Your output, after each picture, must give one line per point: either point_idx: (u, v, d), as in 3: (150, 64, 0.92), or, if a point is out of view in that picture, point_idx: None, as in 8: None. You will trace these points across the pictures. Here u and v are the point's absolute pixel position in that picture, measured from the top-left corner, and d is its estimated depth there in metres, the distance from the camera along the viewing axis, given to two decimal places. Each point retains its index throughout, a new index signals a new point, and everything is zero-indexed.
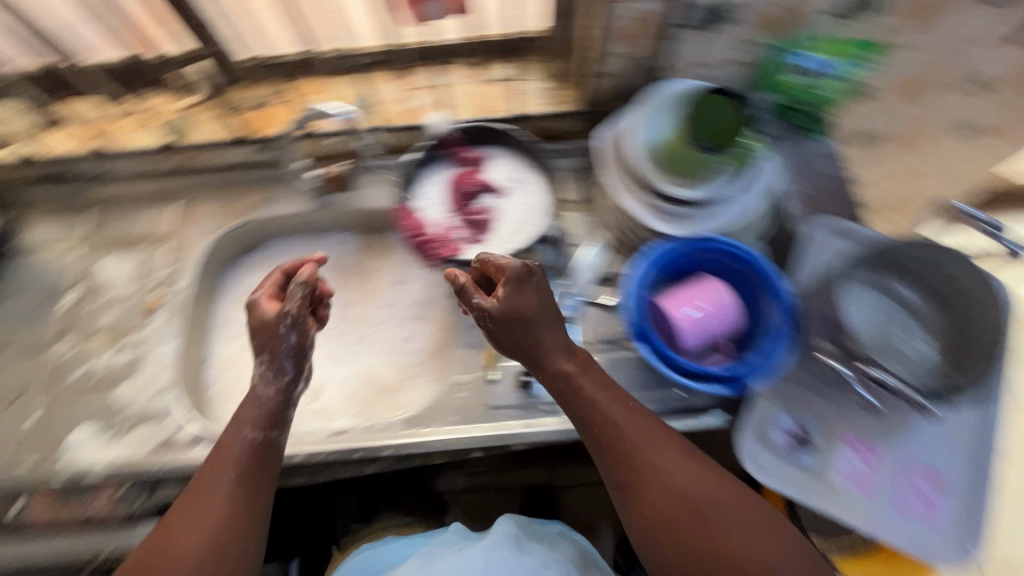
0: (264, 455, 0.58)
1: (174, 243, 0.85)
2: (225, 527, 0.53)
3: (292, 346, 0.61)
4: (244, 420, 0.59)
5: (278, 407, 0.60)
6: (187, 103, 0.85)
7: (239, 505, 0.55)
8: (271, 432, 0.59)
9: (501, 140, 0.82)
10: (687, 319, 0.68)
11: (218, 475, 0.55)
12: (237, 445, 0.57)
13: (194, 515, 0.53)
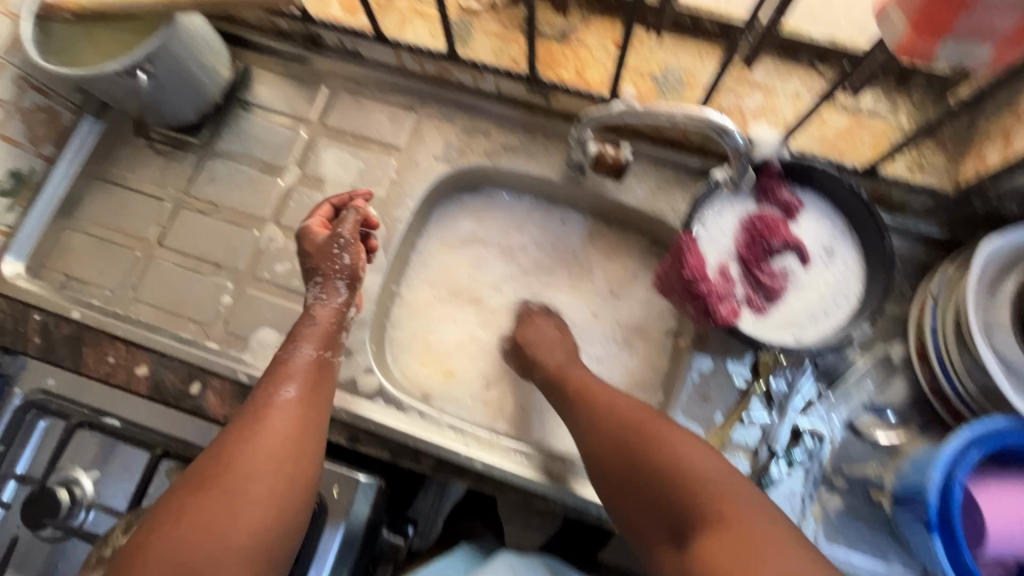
0: (316, 368, 0.57)
1: (402, 160, 0.75)
2: (302, 410, 0.54)
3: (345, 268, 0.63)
4: (304, 333, 0.60)
5: (331, 327, 0.61)
6: (474, 7, 0.71)
7: (303, 412, 0.54)
8: (325, 352, 0.59)
9: (824, 188, 0.64)
10: (999, 525, 0.52)
11: (279, 380, 0.55)
12: (300, 362, 0.57)
13: (258, 415, 0.52)
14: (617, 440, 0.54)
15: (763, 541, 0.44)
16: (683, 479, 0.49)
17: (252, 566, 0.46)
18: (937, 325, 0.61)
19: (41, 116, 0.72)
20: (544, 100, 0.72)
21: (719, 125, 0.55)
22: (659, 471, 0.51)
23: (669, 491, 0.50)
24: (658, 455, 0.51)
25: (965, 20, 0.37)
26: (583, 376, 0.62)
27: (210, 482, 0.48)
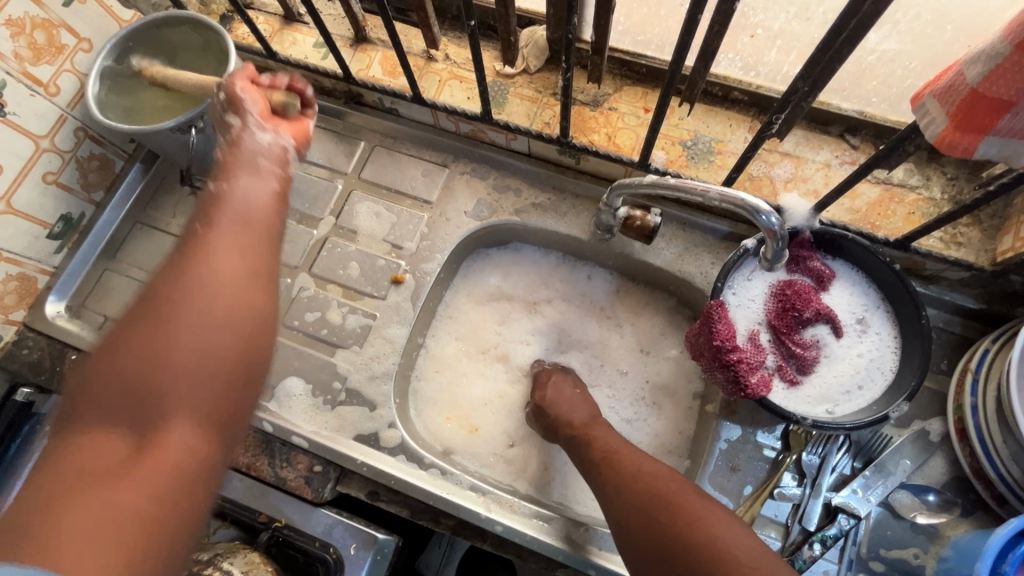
0: (244, 226, 0.48)
1: (434, 214, 0.77)
2: (247, 254, 0.47)
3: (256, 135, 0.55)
4: (237, 166, 0.52)
5: (246, 199, 0.50)
6: (510, 71, 0.73)
7: (260, 250, 0.48)
8: (278, 185, 0.53)
9: (856, 258, 0.63)
10: None
11: (219, 237, 0.47)
12: (257, 219, 0.49)
13: (209, 265, 0.45)
14: (650, 517, 0.51)
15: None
16: (714, 558, 0.46)
17: (208, 432, 0.42)
18: (977, 406, 0.59)
19: (95, 163, 0.76)
20: (574, 161, 0.73)
21: (751, 204, 0.52)
22: (689, 548, 0.48)
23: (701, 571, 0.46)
24: (689, 530, 0.49)
25: (1008, 119, 0.37)
26: (609, 440, 0.61)
27: (146, 337, 0.42)
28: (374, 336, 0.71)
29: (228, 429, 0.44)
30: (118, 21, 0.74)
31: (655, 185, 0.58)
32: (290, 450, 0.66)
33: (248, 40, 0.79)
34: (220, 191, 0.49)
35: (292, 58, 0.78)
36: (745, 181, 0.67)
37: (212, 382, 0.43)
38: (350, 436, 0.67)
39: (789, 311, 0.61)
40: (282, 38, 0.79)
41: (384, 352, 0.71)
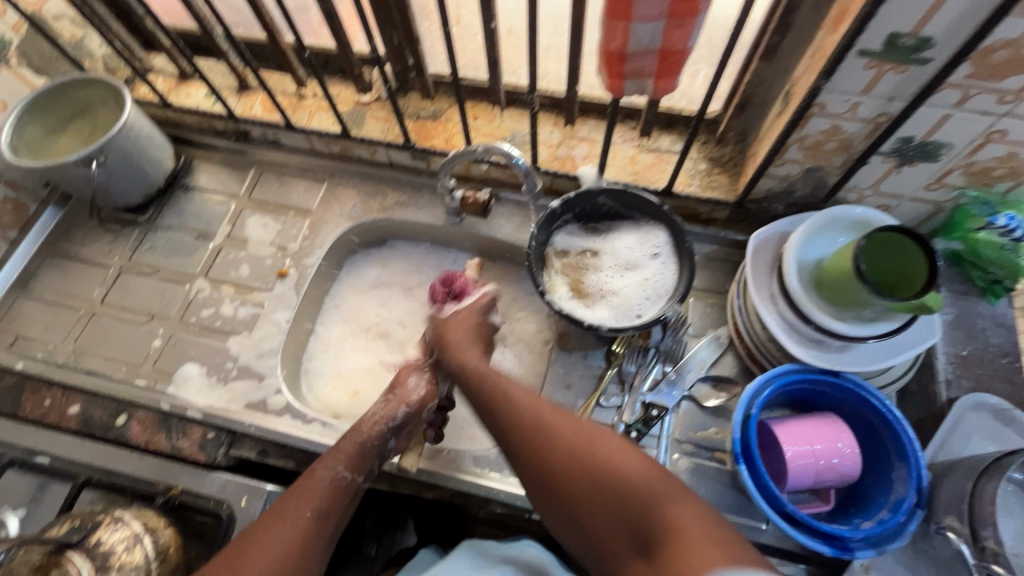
0: (364, 458, 0.63)
1: (315, 220, 0.91)
2: (320, 514, 0.57)
3: (396, 421, 0.66)
4: (333, 451, 0.62)
5: (364, 443, 0.63)
6: (366, 99, 0.91)
7: (335, 500, 0.59)
8: (353, 474, 0.61)
9: (635, 207, 0.79)
10: (798, 454, 0.62)
11: (324, 462, 0.61)
12: (325, 480, 0.59)
13: (303, 507, 0.57)
14: (528, 436, 0.56)
15: (705, 540, 0.43)
16: (598, 470, 0.51)
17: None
18: (740, 308, 0.75)
19: (9, 206, 0.87)
20: (426, 164, 0.90)
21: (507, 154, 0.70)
22: (563, 463, 0.53)
23: (580, 483, 0.52)
24: (566, 448, 0.54)
25: (631, 65, 0.53)
26: (472, 365, 0.66)
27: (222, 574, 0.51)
28: (263, 320, 0.83)
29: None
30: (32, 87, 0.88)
31: (458, 154, 0.72)
32: (185, 423, 0.75)
33: (148, 97, 0.94)
34: (328, 454, 0.62)
35: (185, 107, 0.94)
36: (553, 161, 0.85)
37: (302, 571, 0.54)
38: (241, 405, 0.77)
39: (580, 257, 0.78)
40: (178, 93, 0.95)
41: (272, 333, 0.82)
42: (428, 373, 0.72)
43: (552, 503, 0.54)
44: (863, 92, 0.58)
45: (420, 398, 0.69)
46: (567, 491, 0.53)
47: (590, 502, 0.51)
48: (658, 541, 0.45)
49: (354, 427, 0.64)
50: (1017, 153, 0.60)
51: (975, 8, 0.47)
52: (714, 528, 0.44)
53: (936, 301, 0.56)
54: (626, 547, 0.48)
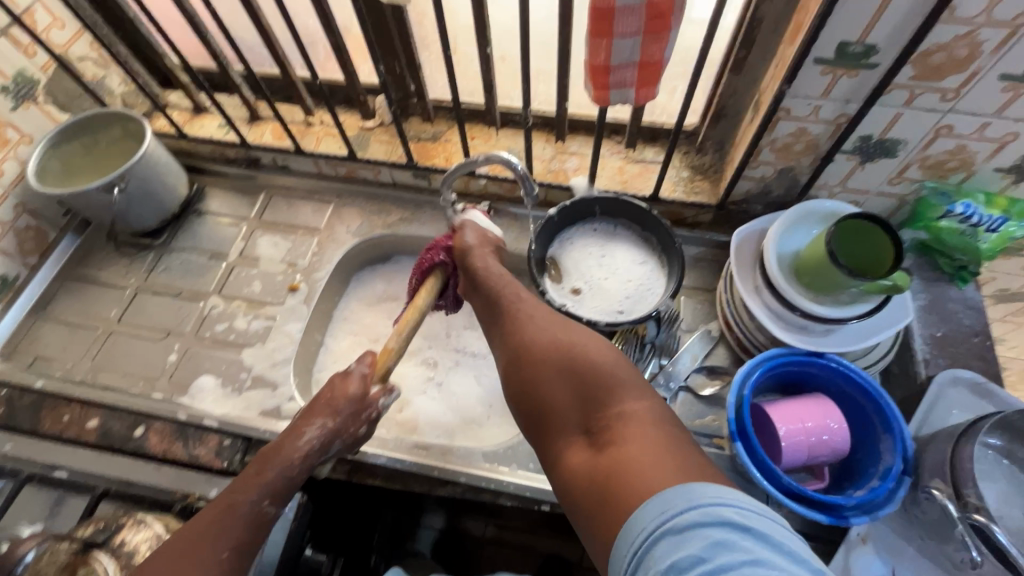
0: (302, 472, 0.64)
1: (322, 238, 0.96)
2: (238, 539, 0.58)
3: (353, 436, 0.68)
4: (249, 483, 0.61)
5: (292, 479, 0.63)
6: (370, 125, 0.97)
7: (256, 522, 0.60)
8: (269, 501, 0.61)
9: (623, 214, 0.85)
10: (791, 432, 0.66)
11: (244, 493, 0.60)
12: (245, 510, 0.59)
13: (219, 538, 0.57)
14: (521, 343, 0.65)
15: (654, 443, 0.49)
16: (577, 366, 0.59)
17: None
18: (727, 299, 0.79)
19: (30, 233, 0.91)
20: (427, 182, 0.96)
21: (507, 162, 0.73)
22: (543, 363, 0.62)
23: (553, 375, 0.60)
24: (552, 346, 0.62)
25: (614, 77, 0.59)
26: (495, 270, 0.74)
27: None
28: (275, 332, 0.87)
29: None
30: (56, 123, 0.93)
31: (460, 165, 0.75)
32: (202, 432, 0.77)
33: (165, 129, 1.00)
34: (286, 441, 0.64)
35: (200, 137, 1.00)
36: (547, 174, 0.91)
37: None
38: (256, 413, 0.80)
39: (579, 263, 0.85)
40: (193, 124, 1.01)
41: (284, 344, 0.86)
42: (358, 379, 0.68)
43: (518, 390, 0.63)
44: (822, 96, 0.65)
45: (361, 400, 0.67)
46: (550, 392, 0.60)
47: (560, 387, 0.59)
48: (614, 428, 0.53)
49: (277, 452, 0.63)
50: (966, 145, 0.66)
51: (911, 18, 0.55)
52: (666, 426, 0.52)
53: (904, 280, 0.61)
54: (572, 418, 0.58)
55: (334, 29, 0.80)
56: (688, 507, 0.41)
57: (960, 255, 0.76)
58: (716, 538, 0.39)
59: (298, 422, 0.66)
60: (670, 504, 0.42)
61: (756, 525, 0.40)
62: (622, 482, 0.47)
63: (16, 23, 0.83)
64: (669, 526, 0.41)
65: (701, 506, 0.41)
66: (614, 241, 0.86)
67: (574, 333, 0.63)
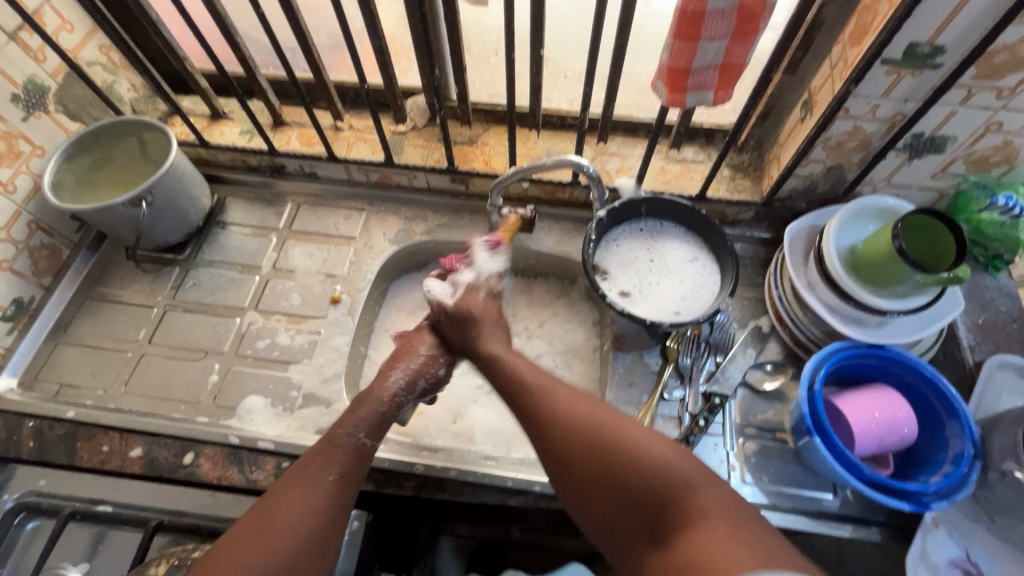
0: (382, 424, 0.65)
1: (359, 247, 0.93)
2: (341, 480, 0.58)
3: (433, 375, 0.73)
4: (347, 419, 0.64)
5: (384, 413, 0.66)
6: (403, 129, 0.94)
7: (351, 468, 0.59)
8: (367, 436, 0.63)
9: (671, 214, 0.85)
10: (862, 423, 0.67)
11: (342, 428, 0.62)
12: (346, 442, 0.61)
13: (322, 465, 0.58)
14: (557, 448, 0.58)
15: (729, 541, 0.44)
16: (626, 459, 0.53)
17: (302, 563, 0.51)
18: (779, 296, 0.81)
19: (44, 252, 0.85)
20: (465, 186, 0.94)
21: (574, 164, 0.75)
22: (585, 467, 0.55)
23: (603, 477, 0.54)
24: (594, 438, 0.56)
25: (693, 80, 0.59)
26: (501, 355, 0.70)
27: (252, 528, 0.52)
28: (322, 347, 0.84)
29: (320, 563, 0.53)
30: (67, 133, 0.87)
31: (524, 168, 0.76)
32: (257, 455, 0.74)
33: (183, 136, 0.95)
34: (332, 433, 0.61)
35: (221, 144, 0.95)
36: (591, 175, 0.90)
37: (309, 553, 0.52)
38: (312, 432, 0.77)
39: (629, 261, 0.84)
40: (212, 131, 0.96)
41: (333, 358, 0.83)
42: (429, 330, 0.76)
43: (571, 495, 0.57)
44: (883, 95, 0.66)
45: (433, 346, 0.74)
46: (606, 494, 0.53)
47: (613, 488, 0.53)
48: (686, 532, 0.46)
49: (366, 393, 0.67)
50: (1012, 141, 0.69)
51: (980, 19, 0.57)
52: (744, 521, 0.46)
53: (965, 272, 0.63)
54: (638, 529, 0.51)
55: (379, 31, 0.77)
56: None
57: (999, 245, 0.79)
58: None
59: (383, 367, 0.72)
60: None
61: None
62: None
63: (24, 25, 0.77)
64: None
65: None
66: (661, 240, 0.85)
67: (612, 418, 0.57)
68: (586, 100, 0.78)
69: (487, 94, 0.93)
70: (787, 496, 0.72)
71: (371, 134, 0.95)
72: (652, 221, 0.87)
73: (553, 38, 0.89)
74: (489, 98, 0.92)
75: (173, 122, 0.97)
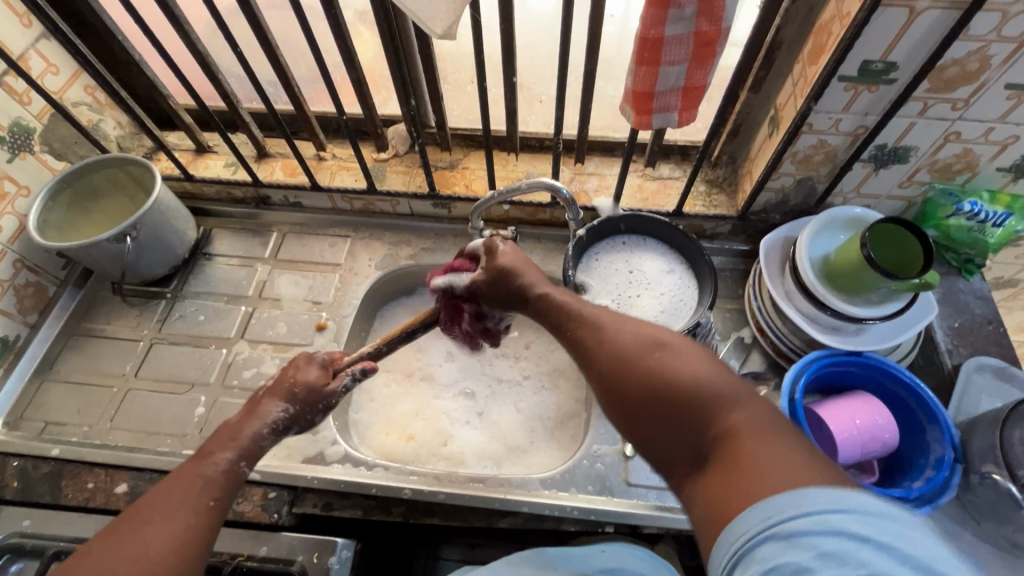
0: (258, 448, 0.58)
1: (344, 273, 0.94)
2: (207, 491, 0.52)
3: (310, 421, 0.62)
4: (223, 442, 0.56)
5: (262, 441, 0.58)
6: (384, 156, 0.96)
7: (225, 479, 0.54)
8: (241, 462, 0.56)
9: (650, 231, 0.87)
10: (843, 431, 0.68)
11: (217, 448, 0.56)
12: (216, 465, 0.54)
13: (192, 483, 0.52)
14: (597, 361, 0.51)
15: (780, 463, 0.38)
16: (676, 392, 0.45)
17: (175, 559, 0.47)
18: (759, 307, 0.82)
19: (30, 290, 0.86)
20: (447, 211, 0.96)
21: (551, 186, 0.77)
22: (631, 385, 0.47)
23: (642, 389, 0.47)
24: (634, 354, 0.49)
25: (656, 103, 0.61)
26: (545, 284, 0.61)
27: (113, 546, 0.46)
28: None
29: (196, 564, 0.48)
30: (53, 171, 0.88)
31: (501, 193, 0.77)
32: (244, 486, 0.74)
33: (168, 171, 0.97)
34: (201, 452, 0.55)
35: (206, 177, 0.96)
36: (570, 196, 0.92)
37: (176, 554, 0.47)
38: (298, 461, 0.77)
39: (611, 278, 0.84)
40: (197, 165, 0.98)
41: None
42: (320, 366, 0.64)
43: (611, 409, 0.50)
44: (843, 110, 0.69)
45: (326, 388, 0.63)
46: (638, 408, 0.47)
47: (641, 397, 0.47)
48: (723, 448, 0.41)
49: (244, 415, 0.59)
50: (971, 149, 0.71)
51: (928, 36, 0.59)
52: (784, 435, 0.40)
53: (935, 277, 0.64)
54: (670, 440, 0.45)
55: (355, 63, 0.79)
56: (799, 513, 0.34)
57: (968, 249, 0.81)
58: (886, 544, 0.32)
59: (262, 396, 0.61)
60: (778, 507, 0.35)
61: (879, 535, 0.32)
62: (731, 496, 0.38)
63: (9, 70, 0.79)
64: (773, 530, 0.35)
65: (815, 512, 0.34)
66: (642, 257, 0.86)
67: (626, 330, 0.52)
68: (560, 123, 0.80)
69: (466, 119, 0.95)
70: None
71: (354, 163, 0.96)
72: (634, 236, 0.88)
73: (528, 64, 0.91)
74: (468, 122, 0.95)
75: (160, 157, 0.99)
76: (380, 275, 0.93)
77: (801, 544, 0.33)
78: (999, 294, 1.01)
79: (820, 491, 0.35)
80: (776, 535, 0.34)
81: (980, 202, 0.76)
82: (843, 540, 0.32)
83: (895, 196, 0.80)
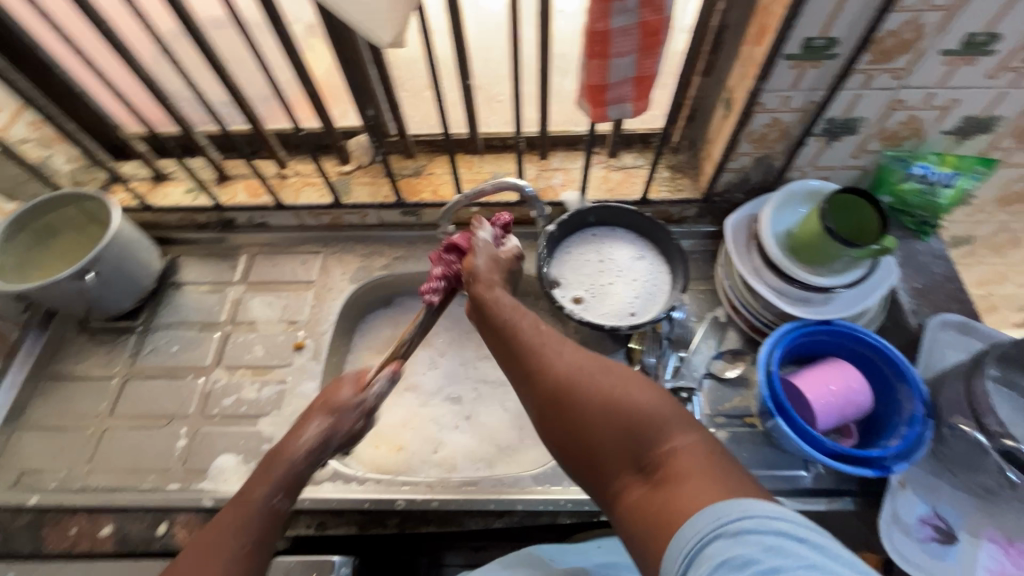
0: (297, 483, 0.59)
1: (318, 290, 0.93)
2: (251, 536, 0.53)
3: (352, 430, 0.63)
4: (260, 477, 0.58)
5: (301, 473, 0.59)
6: (348, 169, 0.96)
7: (269, 520, 0.55)
8: (281, 498, 0.57)
9: (619, 220, 0.88)
10: (819, 398, 0.70)
11: (257, 488, 0.56)
12: (258, 506, 0.55)
13: (230, 535, 0.52)
14: (546, 383, 0.52)
15: (724, 482, 0.41)
16: (624, 416, 0.47)
17: None
18: (730, 285, 0.84)
19: None
20: (417, 218, 0.96)
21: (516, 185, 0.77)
22: (582, 407, 0.49)
23: (592, 411, 0.49)
24: (585, 378, 0.50)
25: (609, 94, 0.62)
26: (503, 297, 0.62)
27: None
28: (289, 396, 0.83)
29: None
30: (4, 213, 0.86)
31: (468, 195, 0.77)
32: None
33: (126, 202, 0.94)
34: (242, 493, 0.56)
35: (167, 205, 0.94)
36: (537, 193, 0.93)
37: None
38: None
39: (585, 270, 0.85)
40: (156, 193, 0.96)
41: (302, 406, 0.82)
42: (352, 380, 0.65)
43: (556, 432, 0.51)
44: (792, 87, 0.71)
45: (357, 398, 0.63)
46: (586, 430, 0.49)
47: (589, 420, 0.48)
48: (667, 469, 0.44)
49: (282, 447, 0.60)
50: (916, 115, 0.74)
51: (864, 10, 0.61)
52: (722, 465, 0.43)
53: (892, 242, 0.67)
54: (613, 462, 0.47)
55: (309, 78, 0.78)
56: (744, 516, 0.38)
57: (922, 210, 0.84)
58: (820, 542, 0.37)
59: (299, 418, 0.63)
60: (725, 511, 0.39)
61: (811, 536, 0.37)
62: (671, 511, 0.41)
63: None
64: (723, 528, 0.38)
65: (756, 516, 0.38)
66: (614, 246, 0.87)
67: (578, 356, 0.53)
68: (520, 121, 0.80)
69: (427, 124, 0.94)
70: (765, 479, 0.73)
71: (318, 178, 0.96)
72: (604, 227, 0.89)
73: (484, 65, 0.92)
74: (429, 127, 0.94)
75: (116, 189, 0.97)
76: (354, 289, 0.93)
77: (752, 541, 0.37)
78: (957, 251, 1.05)
79: (763, 503, 0.39)
80: (727, 532, 0.38)
81: (929, 165, 0.78)
82: (783, 537, 0.36)
83: (849, 166, 0.83)
